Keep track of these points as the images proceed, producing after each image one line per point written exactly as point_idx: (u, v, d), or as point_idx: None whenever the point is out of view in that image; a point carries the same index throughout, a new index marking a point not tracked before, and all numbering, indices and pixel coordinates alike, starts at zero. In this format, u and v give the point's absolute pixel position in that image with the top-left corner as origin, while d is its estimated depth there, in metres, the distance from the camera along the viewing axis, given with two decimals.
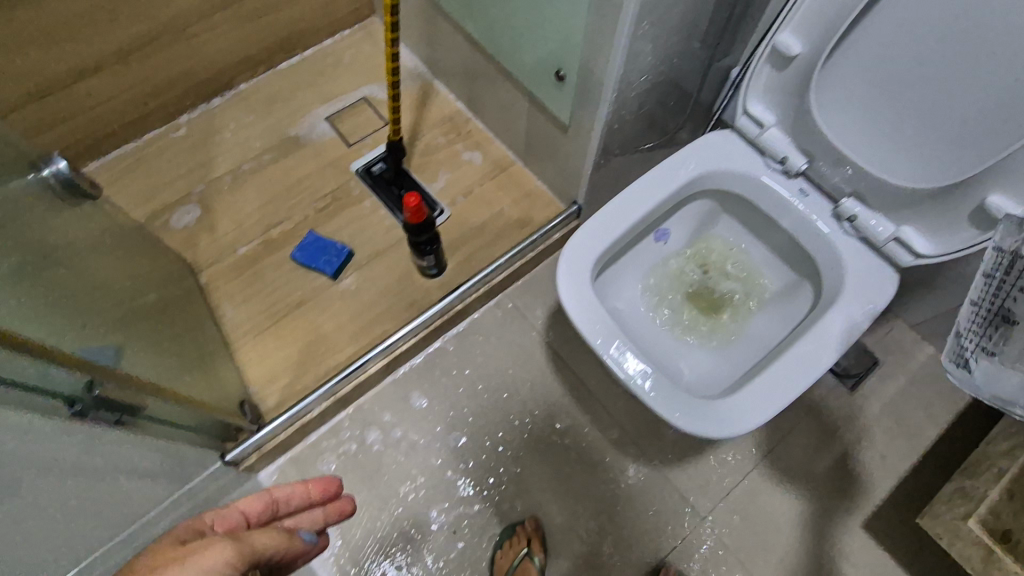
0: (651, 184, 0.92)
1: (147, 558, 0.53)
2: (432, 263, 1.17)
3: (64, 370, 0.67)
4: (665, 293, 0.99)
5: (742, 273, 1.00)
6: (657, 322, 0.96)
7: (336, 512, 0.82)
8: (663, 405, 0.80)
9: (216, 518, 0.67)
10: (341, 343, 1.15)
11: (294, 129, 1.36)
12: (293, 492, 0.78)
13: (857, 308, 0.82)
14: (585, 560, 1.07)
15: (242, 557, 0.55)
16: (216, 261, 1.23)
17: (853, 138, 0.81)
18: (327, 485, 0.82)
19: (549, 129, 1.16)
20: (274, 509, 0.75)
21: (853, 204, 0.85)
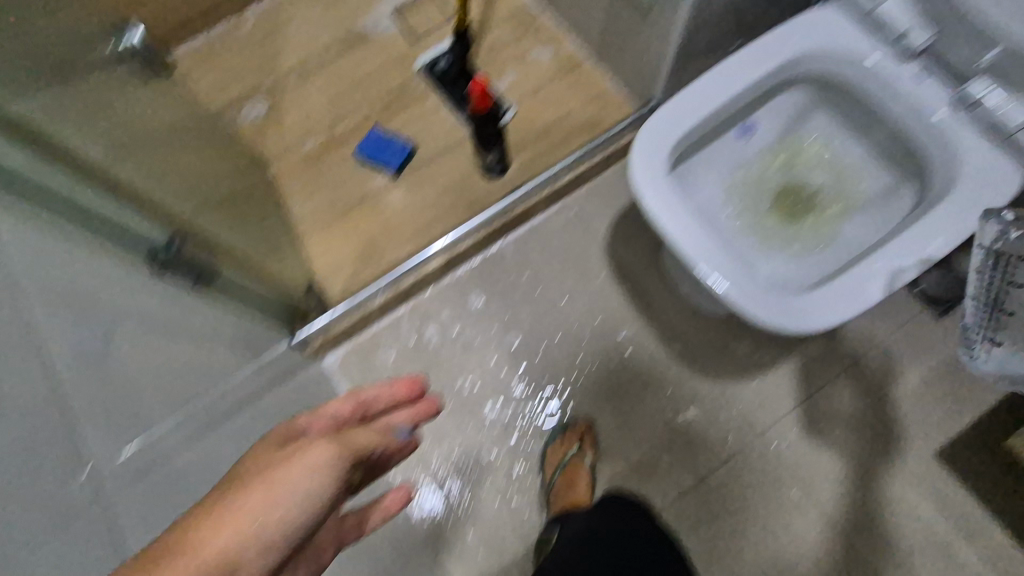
0: (745, 63, 0.83)
1: (249, 464, 0.52)
2: (495, 158, 1.16)
3: (142, 221, 0.71)
4: (746, 190, 0.91)
5: (836, 174, 0.91)
6: (735, 220, 0.90)
7: (424, 411, 0.75)
8: (734, 296, 0.76)
9: (313, 419, 0.61)
10: (403, 238, 1.16)
11: (360, 23, 1.32)
12: (381, 392, 0.72)
13: (970, 207, 0.73)
14: (637, 463, 1.07)
15: (346, 456, 0.54)
16: (283, 154, 1.24)
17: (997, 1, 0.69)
18: (414, 385, 0.74)
19: (628, 17, 1.07)
20: (361, 411, 0.69)
21: (982, 88, 0.74)
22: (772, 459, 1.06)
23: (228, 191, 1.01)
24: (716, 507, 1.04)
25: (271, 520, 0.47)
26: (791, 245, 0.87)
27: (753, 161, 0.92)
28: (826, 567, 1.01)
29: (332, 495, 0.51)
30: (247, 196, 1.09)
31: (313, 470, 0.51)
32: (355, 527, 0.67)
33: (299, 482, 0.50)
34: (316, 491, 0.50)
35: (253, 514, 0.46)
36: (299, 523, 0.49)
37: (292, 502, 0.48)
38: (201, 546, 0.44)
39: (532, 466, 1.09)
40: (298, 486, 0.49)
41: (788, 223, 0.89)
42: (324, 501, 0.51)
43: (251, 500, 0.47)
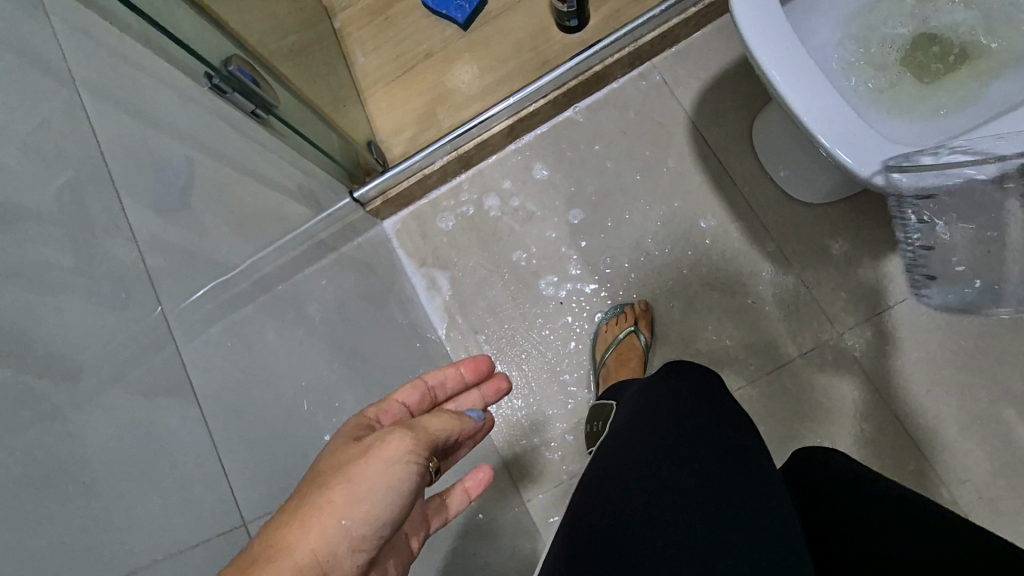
0: None
1: (329, 457, 0.52)
2: (574, 8, 0.99)
3: (199, 24, 0.66)
4: (868, 36, 0.77)
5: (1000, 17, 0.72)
6: (848, 78, 0.77)
7: (493, 391, 0.80)
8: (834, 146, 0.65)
9: (380, 413, 0.67)
10: (468, 99, 1.09)
11: None
12: (447, 378, 0.77)
13: None
14: (694, 352, 1.02)
15: (422, 445, 0.54)
16: (349, 3, 1.17)
17: None
18: (480, 366, 0.80)
19: None
20: (431, 399, 0.75)
21: None
22: (846, 359, 0.97)
23: (292, 37, 0.97)
24: (774, 406, 0.98)
25: (358, 516, 0.47)
26: (919, 103, 0.73)
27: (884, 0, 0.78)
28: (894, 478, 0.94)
29: (415, 483, 0.51)
30: (312, 43, 1.04)
31: (393, 464, 0.50)
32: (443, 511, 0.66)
33: (380, 477, 0.49)
34: (397, 484, 0.50)
35: (340, 512, 0.47)
36: (383, 516, 0.49)
37: (375, 497, 0.48)
38: (295, 546, 0.44)
39: (583, 344, 1.06)
40: (380, 480, 0.49)
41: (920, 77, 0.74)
42: (405, 492, 0.51)
43: (336, 499, 0.47)
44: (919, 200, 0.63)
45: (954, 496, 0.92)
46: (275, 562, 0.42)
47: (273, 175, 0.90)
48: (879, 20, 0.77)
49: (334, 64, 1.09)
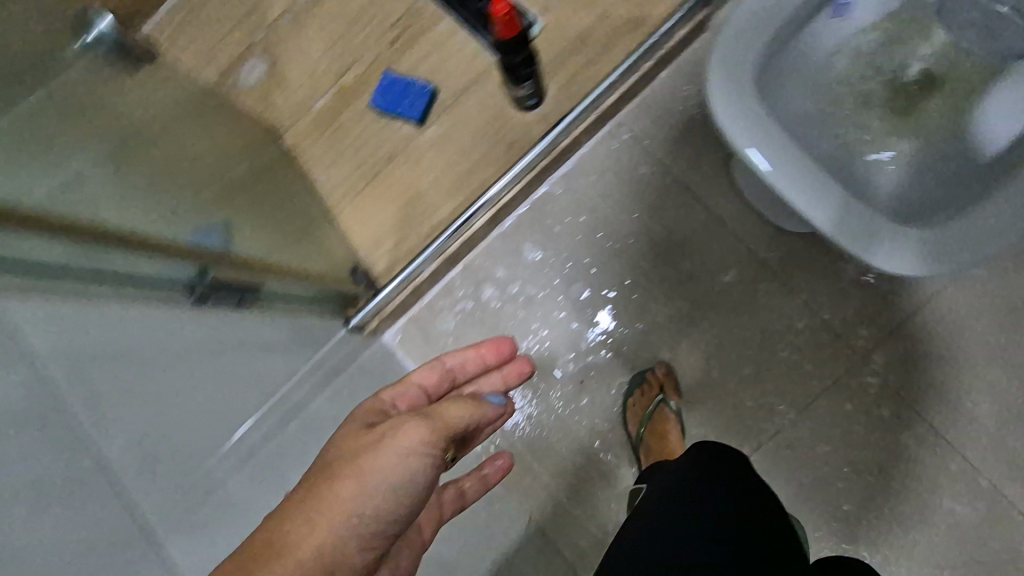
0: None
1: (343, 442, 0.52)
2: (530, 91, 0.98)
3: (178, 262, 0.71)
4: (840, 101, 0.76)
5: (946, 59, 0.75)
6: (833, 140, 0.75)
7: (515, 373, 0.78)
8: (852, 233, 0.62)
9: (396, 394, 0.65)
10: (441, 198, 1.06)
11: None
12: (466, 359, 0.76)
13: None
14: (723, 405, 1.01)
15: (440, 434, 0.53)
16: (294, 120, 1.12)
17: None
18: (499, 348, 0.78)
19: None
20: (451, 379, 0.74)
21: None
22: (874, 382, 0.98)
23: (247, 181, 0.97)
24: (814, 440, 0.98)
25: (367, 513, 0.47)
26: (910, 155, 0.74)
27: (846, 59, 0.76)
28: (946, 487, 0.95)
29: (427, 475, 0.51)
30: (269, 179, 1.02)
31: (405, 456, 0.50)
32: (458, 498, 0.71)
33: (392, 469, 0.49)
34: (408, 477, 0.50)
35: (348, 506, 0.46)
36: (392, 511, 0.48)
37: (387, 491, 0.48)
38: (297, 544, 0.43)
39: (612, 419, 1.05)
40: (392, 471, 0.49)
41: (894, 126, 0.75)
42: (420, 483, 0.51)
43: (342, 494, 0.47)
44: None
45: (1005, 492, 0.93)
46: (277, 560, 0.42)
47: (265, 344, 0.92)
48: (842, 75, 0.76)
49: (296, 192, 1.06)
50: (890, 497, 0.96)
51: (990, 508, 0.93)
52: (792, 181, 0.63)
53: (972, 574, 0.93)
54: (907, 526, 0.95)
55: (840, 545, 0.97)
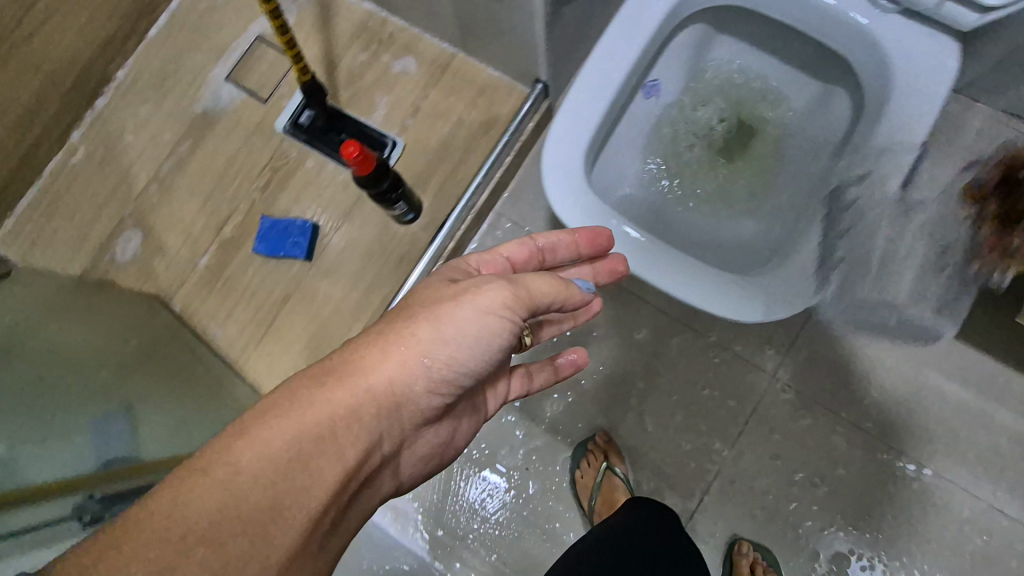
0: (623, 33, 0.73)
1: (427, 289, 0.55)
2: (404, 209, 1.02)
3: (41, 504, 0.66)
4: (673, 170, 0.85)
5: (757, 112, 0.84)
6: (677, 204, 0.83)
7: (607, 271, 0.67)
8: (713, 300, 0.67)
9: (479, 263, 0.62)
10: (345, 325, 1.07)
11: (199, 104, 1.17)
12: (559, 242, 0.65)
13: (914, 84, 0.65)
14: (662, 454, 1.04)
15: (518, 304, 0.53)
16: (179, 283, 1.11)
17: None
18: (595, 239, 0.66)
19: (480, 4, 0.94)
20: (539, 259, 0.66)
21: None
22: (789, 397, 1.03)
23: (141, 352, 0.94)
24: (752, 464, 1.02)
25: (439, 356, 0.50)
26: (744, 204, 0.82)
27: (667, 133, 0.85)
28: (880, 477, 1.00)
29: (501, 337, 0.53)
30: (164, 347, 0.99)
31: (484, 314, 0.52)
32: (526, 382, 0.68)
33: (468, 323, 0.51)
34: (484, 331, 0.52)
35: (422, 344, 0.50)
36: (463, 362, 0.52)
37: (456, 340, 0.51)
38: (371, 368, 0.49)
39: (564, 498, 1.04)
40: (468, 326, 0.51)
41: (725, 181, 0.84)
42: (489, 345, 0.53)
43: (420, 335, 0.50)
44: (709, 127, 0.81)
45: (929, 467, 0.99)
46: (352, 377, 0.48)
47: None
48: (666, 147, 0.85)
49: (194, 356, 1.03)
50: (834, 500, 1.00)
51: (921, 485, 0.99)
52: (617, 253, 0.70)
53: (927, 553, 0.97)
54: (857, 523, 0.99)
55: (806, 563, 0.99)
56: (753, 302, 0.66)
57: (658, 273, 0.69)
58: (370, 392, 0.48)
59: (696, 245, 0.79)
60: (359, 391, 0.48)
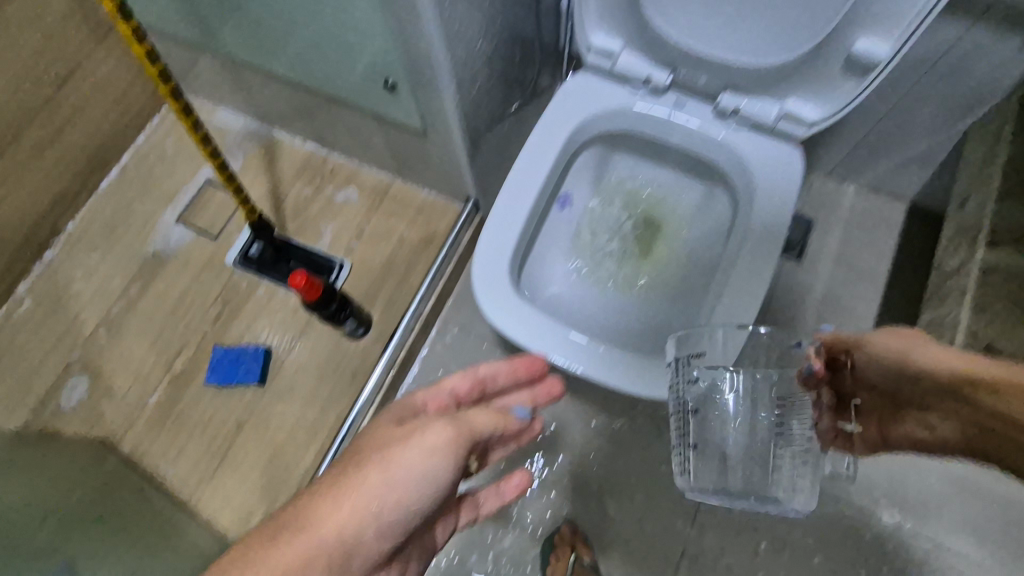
0: (532, 159, 0.83)
1: (373, 434, 0.55)
2: (354, 324, 1.07)
3: None
4: (593, 267, 0.95)
5: (658, 210, 0.97)
6: (600, 297, 0.93)
7: (544, 392, 0.78)
8: (638, 383, 0.75)
9: (428, 397, 0.66)
10: (302, 446, 1.07)
11: (149, 246, 1.23)
12: (499, 370, 0.75)
13: (770, 187, 0.79)
14: (628, 537, 1.06)
15: (461, 440, 0.55)
16: (129, 424, 1.09)
17: (735, 44, 0.72)
18: (532, 366, 0.77)
19: (408, 140, 1.07)
20: (482, 387, 0.73)
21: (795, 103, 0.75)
22: None
23: (86, 503, 0.91)
24: (715, 535, 1.05)
25: (390, 503, 0.49)
26: (658, 291, 0.93)
27: (584, 236, 0.97)
28: (834, 531, 1.04)
29: (448, 475, 0.53)
30: (109, 496, 0.95)
31: (430, 453, 0.52)
32: (474, 511, 0.69)
33: (416, 464, 0.51)
34: (431, 472, 0.51)
35: (373, 491, 0.49)
36: (413, 506, 0.50)
37: (407, 483, 0.50)
38: (321, 522, 0.47)
39: None
40: (416, 467, 0.51)
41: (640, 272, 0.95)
42: (437, 483, 0.52)
43: (370, 481, 0.49)
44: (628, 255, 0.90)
45: (877, 515, 1.04)
46: (302, 534, 0.46)
47: None
48: (585, 248, 0.96)
49: (143, 499, 1.00)
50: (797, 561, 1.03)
51: (873, 534, 1.04)
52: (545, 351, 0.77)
53: None
54: None
55: None
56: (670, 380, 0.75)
57: (586, 364, 0.76)
58: (321, 548, 0.46)
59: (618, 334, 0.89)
60: (310, 547, 0.45)
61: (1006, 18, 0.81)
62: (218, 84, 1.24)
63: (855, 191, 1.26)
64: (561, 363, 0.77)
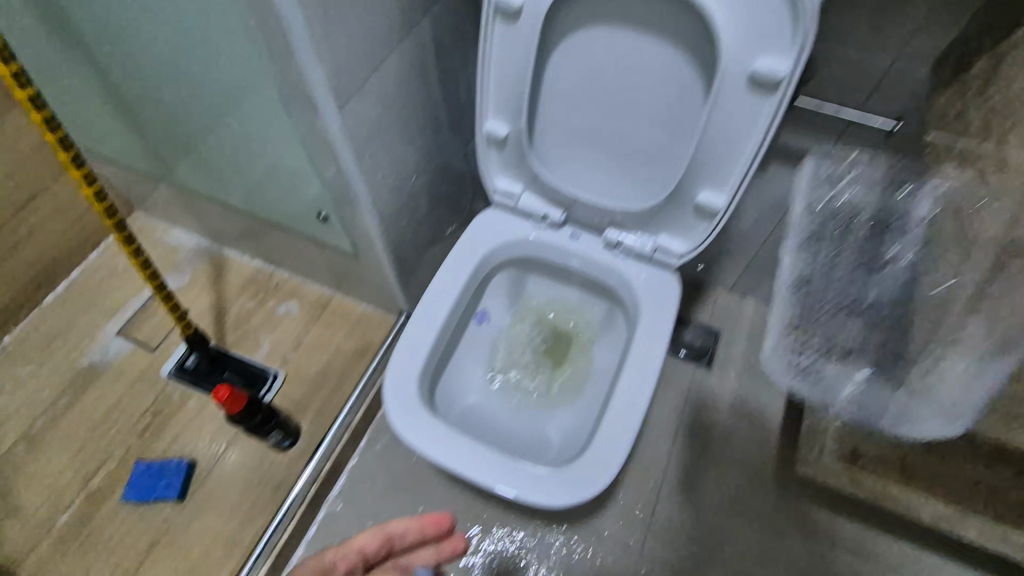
0: (445, 282, 0.92)
1: None
2: (279, 436, 1.09)
3: None
4: (509, 378, 1.02)
5: (568, 325, 1.08)
6: (514, 407, 1.00)
7: (450, 550, 0.78)
8: (536, 494, 0.80)
9: (334, 561, 0.70)
10: (215, 566, 1.04)
11: (86, 358, 1.25)
12: (408, 528, 0.76)
13: (651, 307, 0.90)
14: None
15: None
16: (33, 546, 1.05)
17: (612, 189, 0.86)
18: (442, 523, 0.77)
19: (343, 260, 1.17)
20: (388, 545, 0.75)
21: (667, 240, 0.89)
22: None
23: None
24: None
25: None
26: (568, 401, 1.00)
27: (500, 349, 1.05)
28: None
29: None
30: None
31: None
32: None
33: None
34: None
35: None
36: None
37: None
38: None
39: None
40: None
41: (553, 383, 1.03)
42: None
43: None
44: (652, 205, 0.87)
45: None
46: None
47: None
48: (501, 360, 1.04)
49: None
50: None
51: None
52: (449, 463, 0.81)
53: None
54: None
55: None
56: (564, 490, 0.79)
57: (487, 475, 0.81)
58: None
59: (527, 444, 0.94)
60: None
61: None
62: (175, 207, 1.35)
63: (755, 305, 1.40)
64: (464, 476, 0.81)
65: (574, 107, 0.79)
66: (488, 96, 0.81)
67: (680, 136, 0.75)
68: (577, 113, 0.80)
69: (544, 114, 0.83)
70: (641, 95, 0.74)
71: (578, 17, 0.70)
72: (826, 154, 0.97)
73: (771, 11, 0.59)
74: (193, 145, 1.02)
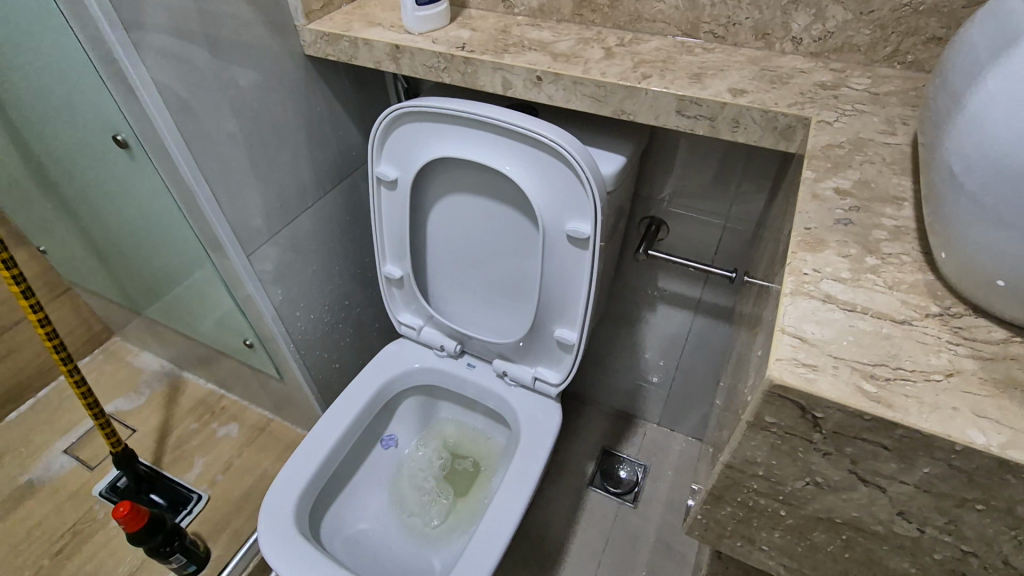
0: (344, 406, 1.00)
1: None
2: (182, 561, 1.10)
3: None
4: (406, 506, 1.04)
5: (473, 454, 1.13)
6: (406, 536, 1.00)
7: None
8: None
9: None
10: None
11: (27, 474, 1.31)
12: None
13: (531, 434, 0.95)
14: None
15: None
16: None
17: (492, 323, 0.98)
18: None
19: (277, 386, 1.27)
20: None
21: (544, 370, 0.97)
22: None
23: None
24: None
25: None
26: (459, 532, 1.01)
27: (403, 476, 1.08)
28: None
29: None
30: None
31: None
32: None
33: None
34: None
35: None
36: None
37: None
38: None
39: None
40: None
41: (449, 512, 1.04)
42: None
43: None
44: (574, 225, 0.76)
45: None
46: None
47: None
48: (403, 487, 1.07)
49: None
50: None
51: None
52: None
53: None
54: None
55: None
56: None
57: None
58: None
59: None
60: None
61: (710, 311, 1.09)
62: (144, 334, 1.50)
63: (683, 440, 1.42)
64: None
65: (452, 256, 0.93)
66: (382, 246, 0.96)
67: (531, 279, 0.88)
68: (451, 260, 0.94)
69: (429, 261, 0.97)
70: (494, 244, 0.88)
71: (444, 187, 0.87)
72: (700, 296, 1.08)
73: (569, 187, 0.74)
74: (151, 280, 1.19)
